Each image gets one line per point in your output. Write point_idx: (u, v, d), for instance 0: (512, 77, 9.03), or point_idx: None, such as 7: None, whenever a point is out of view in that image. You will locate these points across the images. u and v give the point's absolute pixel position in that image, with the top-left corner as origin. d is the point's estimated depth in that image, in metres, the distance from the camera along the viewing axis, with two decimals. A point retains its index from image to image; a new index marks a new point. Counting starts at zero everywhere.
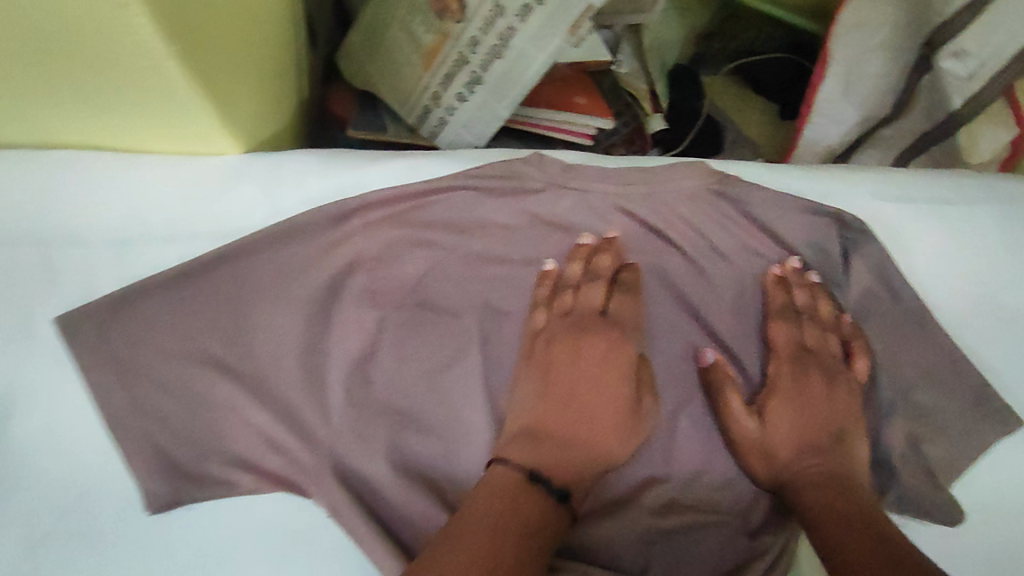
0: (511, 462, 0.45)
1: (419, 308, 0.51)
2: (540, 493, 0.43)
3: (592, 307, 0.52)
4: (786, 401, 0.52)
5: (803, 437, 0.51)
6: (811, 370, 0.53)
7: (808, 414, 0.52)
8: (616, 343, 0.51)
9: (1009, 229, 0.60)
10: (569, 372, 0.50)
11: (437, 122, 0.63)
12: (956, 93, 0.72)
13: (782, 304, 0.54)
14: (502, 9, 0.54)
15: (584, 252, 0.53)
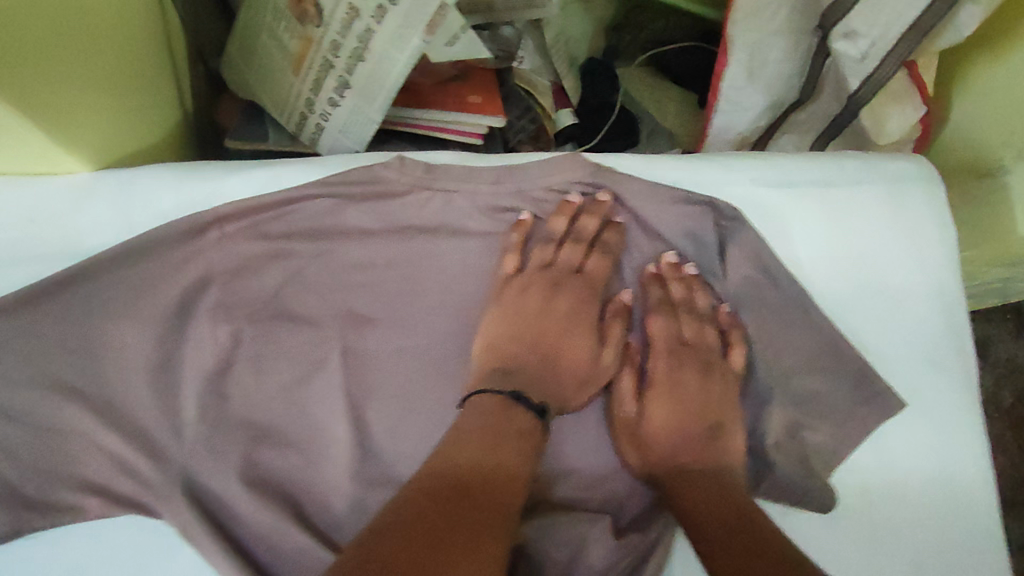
0: (455, 457, 0.45)
1: (277, 320, 0.50)
2: (495, 482, 0.44)
3: (563, 267, 0.54)
4: (661, 394, 0.54)
5: (677, 430, 0.53)
6: (686, 363, 0.55)
7: (681, 407, 0.54)
8: (585, 299, 0.54)
9: (889, 209, 0.60)
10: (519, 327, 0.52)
11: (315, 128, 0.62)
12: (852, 75, 0.72)
13: (657, 298, 0.54)
14: (358, 12, 0.53)
15: (570, 211, 0.54)
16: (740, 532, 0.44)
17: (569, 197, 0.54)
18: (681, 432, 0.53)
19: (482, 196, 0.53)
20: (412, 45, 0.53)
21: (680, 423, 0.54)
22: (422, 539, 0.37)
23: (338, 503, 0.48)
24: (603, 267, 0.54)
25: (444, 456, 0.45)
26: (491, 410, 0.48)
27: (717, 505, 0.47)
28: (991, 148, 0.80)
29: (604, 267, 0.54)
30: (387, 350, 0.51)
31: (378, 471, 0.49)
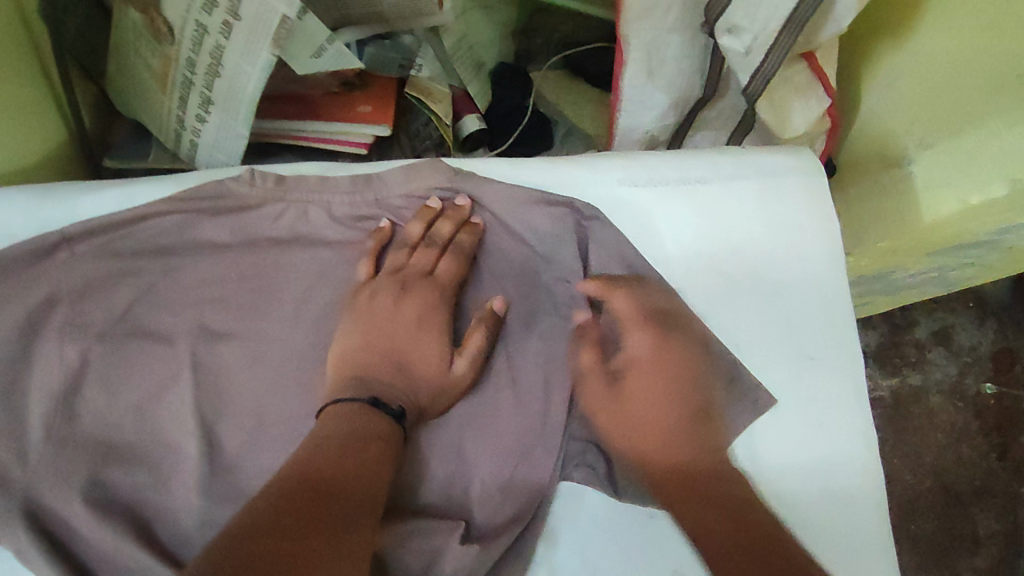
0: (317, 453, 0.46)
1: (128, 337, 0.50)
2: (358, 476, 0.45)
3: (417, 270, 0.53)
4: (651, 382, 0.54)
5: (669, 421, 0.53)
6: (584, 347, 0.55)
7: (638, 397, 0.54)
8: (433, 303, 0.52)
9: (765, 204, 0.60)
10: (379, 327, 0.51)
11: (190, 145, 0.62)
12: (743, 70, 0.71)
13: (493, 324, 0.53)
14: (206, 28, 0.53)
15: (427, 215, 0.54)
16: (754, 540, 0.46)
17: (430, 202, 0.54)
18: (655, 426, 0.53)
19: (338, 206, 0.53)
20: (262, 59, 0.53)
21: (611, 421, 0.54)
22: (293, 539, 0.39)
23: (186, 520, 0.48)
24: (455, 271, 0.54)
25: (309, 454, 0.45)
26: (347, 419, 0.48)
27: (716, 504, 0.49)
28: (898, 138, 0.78)
29: (456, 272, 0.53)
30: (240, 364, 0.51)
31: (230, 486, 0.49)
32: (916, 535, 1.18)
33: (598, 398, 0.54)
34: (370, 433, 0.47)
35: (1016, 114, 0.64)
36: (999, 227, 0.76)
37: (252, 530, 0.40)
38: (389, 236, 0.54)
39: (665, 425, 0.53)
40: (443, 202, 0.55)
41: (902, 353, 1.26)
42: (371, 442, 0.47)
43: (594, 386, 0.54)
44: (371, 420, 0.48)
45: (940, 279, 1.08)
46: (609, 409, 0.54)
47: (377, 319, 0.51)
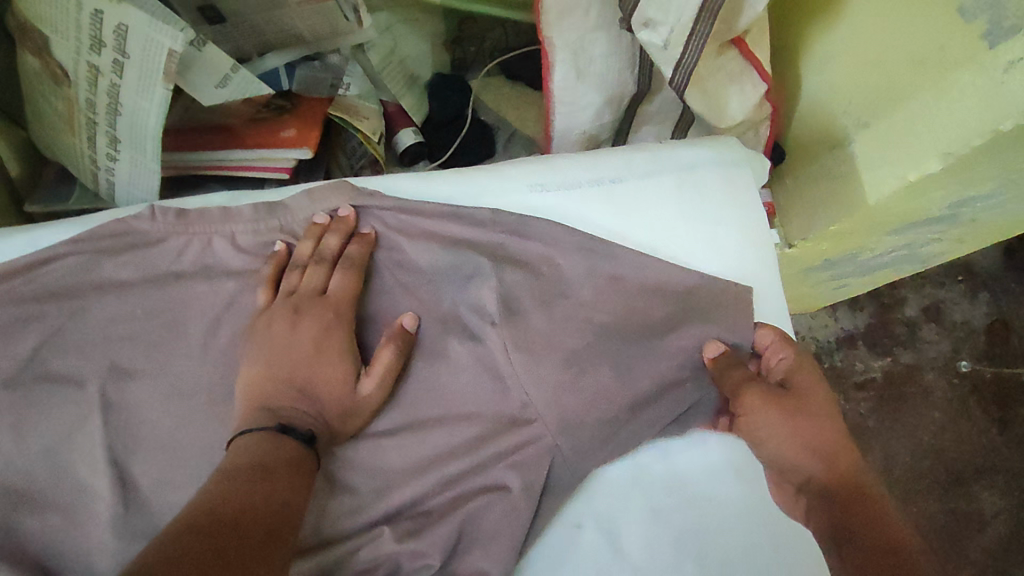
0: (254, 451, 0.45)
1: (38, 381, 0.49)
2: (287, 482, 0.44)
3: (312, 288, 0.51)
4: (811, 396, 0.52)
5: (808, 436, 0.51)
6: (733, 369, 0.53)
7: (807, 408, 0.52)
8: (332, 325, 0.50)
9: (686, 200, 0.58)
10: (282, 358, 0.49)
11: (107, 183, 0.62)
12: (664, 64, 0.69)
13: (403, 343, 0.51)
14: (98, 69, 0.54)
15: (316, 232, 0.53)
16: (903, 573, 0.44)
17: (316, 218, 0.53)
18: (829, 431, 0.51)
19: (243, 235, 0.53)
20: (155, 95, 0.54)
21: (788, 429, 0.51)
22: (229, 535, 0.38)
23: (102, 562, 0.47)
24: (348, 285, 0.52)
25: (237, 457, 0.44)
26: (256, 448, 0.45)
27: (866, 512, 0.48)
28: (838, 119, 0.75)
29: (349, 286, 0.52)
30: (150, 400, 0.50)
31: (147, 523, 0.48)
32: (918, 517, 1.13)
33: (764, 417, 0.51)
34: (274, 460, 0.44)
35: (944, 88, 0.62)
36: (951, 202, 0.74)
37: (170, 546, 0.36)
38: (286, 259, 0.53)
39: (822, 434, 0.51)
40: (330, 216, 0.53)
41: (892, 332, 1.21)
42: (282, 468, 0.44)
43: (753, 404, 0.51)
44: (274, 449, 0.45)
45: (912, 258, 1.01)
46: (770, 425, 0.51)
47: (283, 347, 0.49)
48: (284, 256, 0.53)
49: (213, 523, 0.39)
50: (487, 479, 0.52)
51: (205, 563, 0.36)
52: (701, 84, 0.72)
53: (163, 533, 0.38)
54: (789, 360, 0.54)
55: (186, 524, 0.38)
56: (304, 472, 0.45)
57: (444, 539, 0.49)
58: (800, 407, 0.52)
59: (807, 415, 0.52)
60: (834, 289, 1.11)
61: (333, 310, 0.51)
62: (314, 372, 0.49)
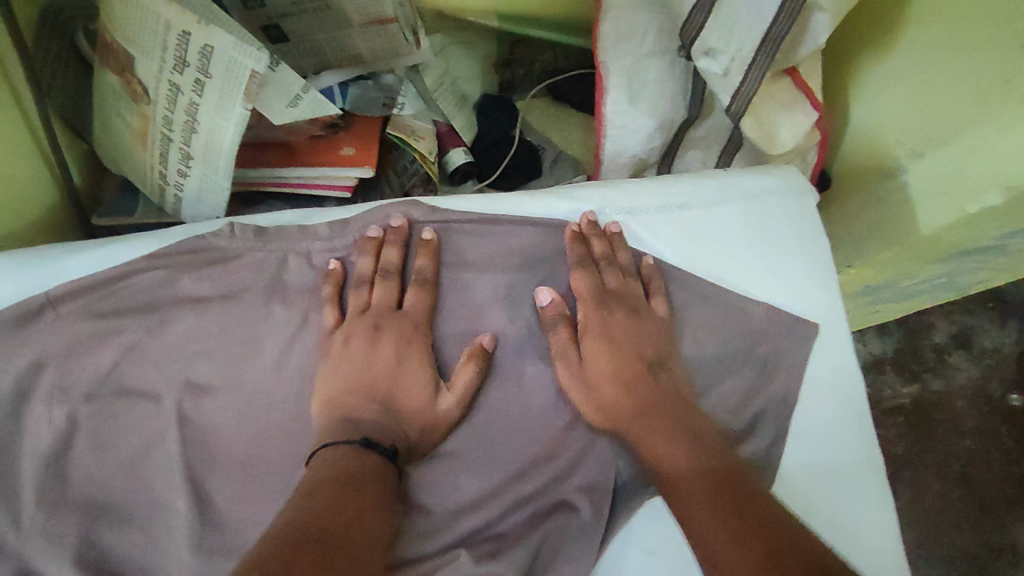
0: (337, 464, 0.44)
1: (114, 396, 0.49)
2: (371, 497, 0.43)
3: (386, 304, 0.51)
4: (624, 332, 0.53)
5: (633, 386, 0.51)
6: (614, 309, 0.53)
7: (597, 359, 0.52)
8: (408, 338, 0.50)
9: (751, 228, 0.58)
10: (363, 371, 0.50)
11: (174, 198, 0.63)
12: (722, 92, 0.69)
13: (484, 361, 0.50)
14: (178, 87, 0.55)
15: (372, 246, 0.53)
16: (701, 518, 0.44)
17: (370, 232, 0.53)
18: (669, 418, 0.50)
19: (318, 252, 0.53)
20: (233, 114, 0.55)
21: (644, 425, 0.50)
22: (322, 548, 0.38)
23: None
24: (421, 301, 0.51)
25: (320, 472, 0.44)
26: (340, 462, 0.45)
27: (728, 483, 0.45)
28: (890, 147, 0.76)
29: (423, 302, 0.51)
30: (226, 416, 0.49)
31: (222, 541, 0.48)
32: (951, 547, 1.12)
33: (620, 331, 0.53)
34: (361, 476, 0.44)
35: (1006, 121, 0.63)
36: (1002, 232, 0.74)
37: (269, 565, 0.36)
38: (343, 278, 0.53)
39: (634, 359, 0.52)
40: (384, 230, 0.53)
41: (921, 358, 1.21)
42: (368, 483, 0.44)
43: (615, 322, 0.53)
44: (358, 464, 0.44)
45: (950, 286, 1.01)
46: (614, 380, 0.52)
47: (362, 360, 0.50)
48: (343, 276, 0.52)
49: (305, 540, 0.38)
50: (559, 500, 0.51)
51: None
52: (755, 113, 0.72)
53: (258, 547, 0.37)
54: (616, 285, 0.54)
55: (282, 543, 0.38)
56: (389, 488, 0.45)
57: (520, 563, 0.48)
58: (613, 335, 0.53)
59: (626, 344, 0.53)
60: (868, 314, 1.11)
61: (411, 324, 0.51)
62: (394, 386, 0.50)
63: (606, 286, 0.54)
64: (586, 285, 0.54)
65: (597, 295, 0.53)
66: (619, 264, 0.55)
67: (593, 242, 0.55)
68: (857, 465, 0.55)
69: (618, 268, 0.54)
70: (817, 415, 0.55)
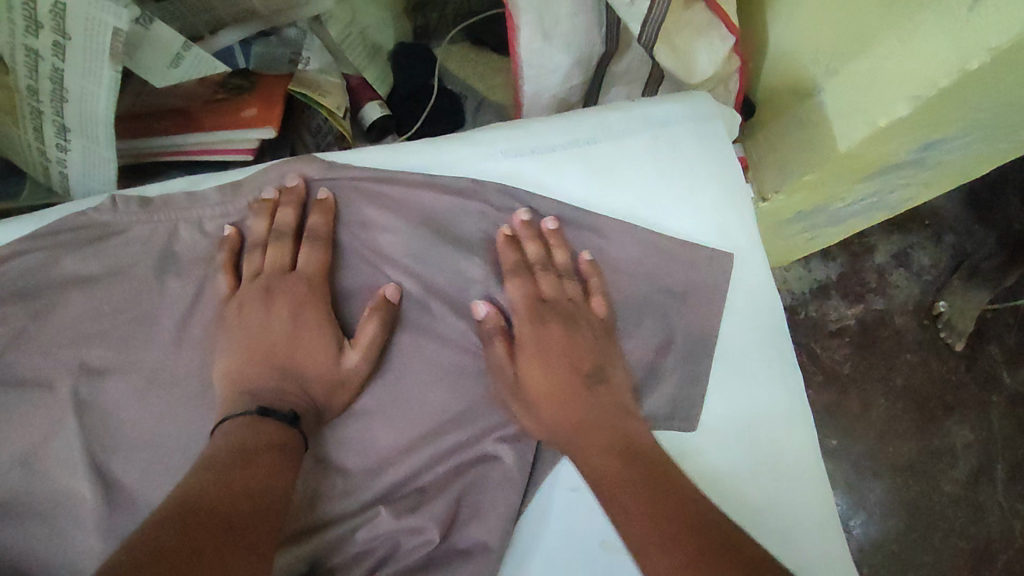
0: (233, 430, 0.44)
1: (2, 387, 0.47)
2: (273, 465, 0.42)
3: (280, 266, 0.50)
4: (543, 348, 0.52)
5: (556, 367, 0.52)
6: (550, 319, 0.53)
7: (525, 352, 0.52)
8: (303, 300, 0.49)
9: (662, 159, 0.56)
10: (262, 334, 0.48)
11: (60, 176, 0.59)
12: (633, 21, 0.67)
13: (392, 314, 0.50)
14: (37, 53, 0.51)
15: (267, 208, 0.51)
16: (651, 466, 0.46)
17: (265, 194, 0.51)
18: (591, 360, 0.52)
19: (211, 220, 0.51)
20: (104, 77, 0.51)
21: (556, 356, 0.52)
22: (212, 523, 0.37)
23: (92, 567, 0.45)
24: (316, 259, 0.50)
25: (216, 444, 0.43)
26: (238, 438, 0.43)
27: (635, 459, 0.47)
28: (807, 69, 0.75)
29: (317, 259, 0.50)
30: (127, 398, 0.47)
31: (134, 522, 0.46)
32: (892, 456, 1.17)
33: (559, 341, 0.52)
34: (258, 447, 0.43)
35: (908, 28, 0.60)
36: (919, 145, 0.74)
37: (148, 543, 0.34)
38: (240, 243, 0.51)
39: (575, 376, 0.52)
40: (279, 191, 0.52)
41: (863, 280, 1.23)
42: (263, 452, 0.43)
43: (551, 332, 0.53)
44: (249, 440, 0.43)
45: (882, 205, 1.02)
46: (540, 359, 0.52)
47: (261, 324, 0.48)
48: (238, 241, 0.51)
49: (196, 513, 0.37)
50: (484, 449, 0.51)
51: (186, 552, 0.35)
52: (671, 39, 0.70)
53: (145, 525, 0.36)
54: (551, 296, 0.53)
55: (160, 517, 0.37)
56: (290, 453, 0.44)
57: (444, 514, 0.49)
58: (545, 337, 0.52)
59: (586, 352, 0.52)
60: (807, 240, 1.12)
61: (304, 284, 0.49)
62: (297, 351, 0.49)
63: (540, 294, 0.53)
64: (524, 297, 0.52)
65: (537, 309, 0.53)
66: (552, 274, 0.53)
67: (525, 247, 0.53)
68: (786, 413, 0.53)
69: (551, 272, 0.53)
70: (738, 354, 0.54)
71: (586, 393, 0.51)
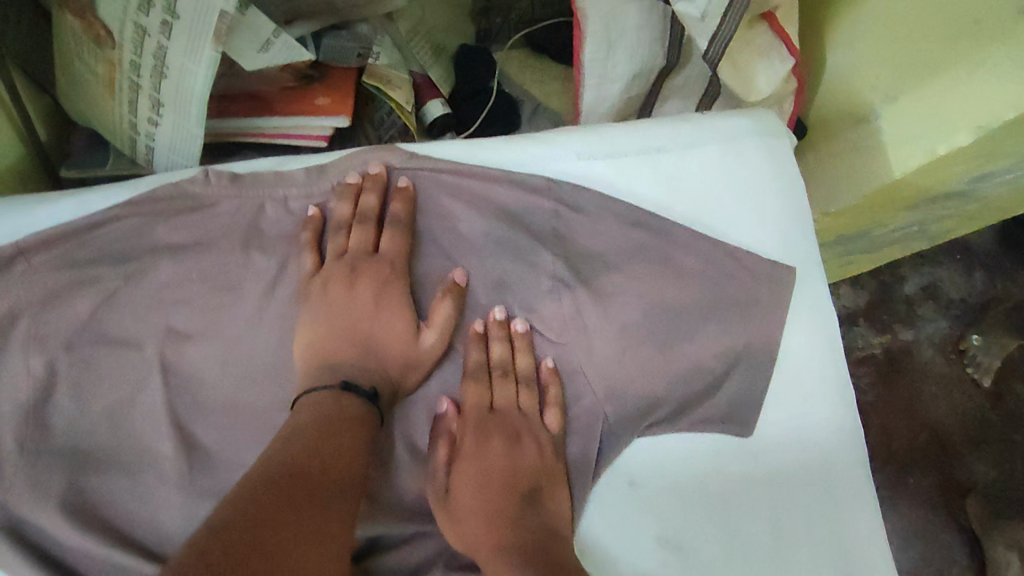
0: (317, 399, 0.47)
1: (94, 344, 0.49)
2: (356, 438, 0.45)
3: (363, 246, 0.52)
4: (470, 455, 0.51)
5: (492, 480, 0.50)
6: (492, 432, 0.51)
7: (468, 451, 0.51)
8: (386, 281, 0.51)
9: (730, 171, 0.57)
10: (343, 310, 0.51)
11: (146, 149, 0.62)
12: (700, 36, 0.67)
13: (479, 363, 0.52)
14: (145, 30, 0.53)
15: (351, 192, 0.53)
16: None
17: (350, 179, 0.53)
18: (517, 472, 0.50)
19: (296, 200, 0.53)
20: (204, 56, 0.53)
21: (488, 455, 0.51)
22: (303, 492, 0.40)
23: (170, 522, 0.47)
24: (398, 243, 0.52)
25: (299, 416, 0.45)
26: (322, 407, 0.46)
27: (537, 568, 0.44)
28: (862, 94, 0.76)
29: (399, 244, 0.52)
30: (210, 364, 0.49)
31: (213, 484, 0.47)
32: (913, 487, 1.17)
33: (493, 446, 0.51)
34: (341, 418, 0.45)
35: (981, 57, 0.63)
36: (970, 177, 0.76)
37: (246, 503, 0.37)
38: (323, 223, 0.53)
39: (514, 482, 0.50)
40: (363, 176, 0.53)
41: (892, 309, 1.24)
42: (347, 424, 0.45)
43: (496, 437, 0.51)
44: (326, 416, 0.45)
45: (919, 235, 1.04)
46: (467, 458, 0.50)
47: (343, 299, 0.51)
48: (321, 224, 0.52)
49: (289, 479, 0.40)
50: (544, 438, 0.52)
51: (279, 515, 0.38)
52: (732, 57, 0.71)
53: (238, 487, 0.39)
54: (510, 408, 0.52)
55: (260, 481, 0.40)
56: (369, 428, 0.47)
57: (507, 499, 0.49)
58: (488, 445, 0.51)
59: (504, 463, 0.51)
60: (841, 265, 1.13)
61: (388, 266, 0.52)
62: (376, 328, 0.51)
63: (490, 403, 0.52)
64: (474, 403, 0.52)
65: (484, 414, 0.52)
66: (512, 376, 0.52)
67: (490, 347, 0.52)
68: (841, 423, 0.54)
69: (510, 380, 0.52)
70: (798, 364, 0.55)
71: (486, 498, 0.50)
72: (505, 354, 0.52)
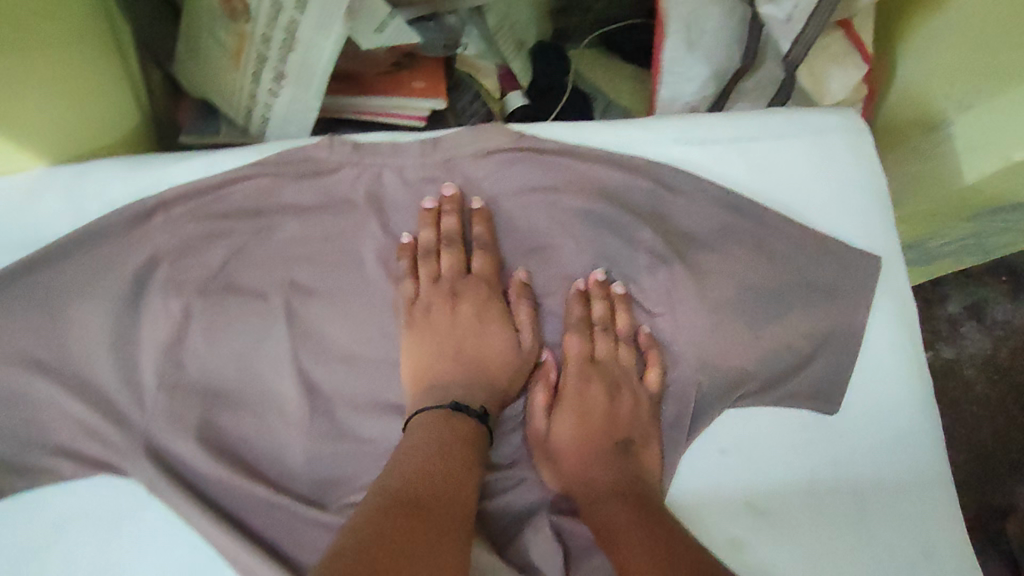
0: (430, 410, 0.51)
1: (224, 291, 0.53)
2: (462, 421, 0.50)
3: (455, 270, 0.56)
4: (573, 399, 0.56)
5: (590, 425, 0.56)
6: (594, 380, 0.57)
7: (571, 398, 0.56)
8: (483, 300, 0.56)
9: (821, 162, 0.59)
10: (446, 330, 0.55)
11: (261, 118, 0.66)
12: (783, 36, 0.71)
13: (576, 316, 0.56)
14: (280, 5, 0.57)
15: (430, 218, 0.55)
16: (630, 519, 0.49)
17: (425, 202, 0.55)
18: (616, 423, 0.56)
19: (409, 168, 0.55)
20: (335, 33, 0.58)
21: (588, 404, 0.56)
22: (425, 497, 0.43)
23: (292, 455, 0.51)
24: (487, 263, 0.56)
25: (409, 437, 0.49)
26: (428, 429, 0.49)
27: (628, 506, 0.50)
28: (936, 101, 0.78)
29: (489, 260, 0.56)
30: (329, 316, 0.52)
31: (330, 425, 0.52)
32: None
33: (595, 393, 0.57)
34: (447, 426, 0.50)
35: None
36: None
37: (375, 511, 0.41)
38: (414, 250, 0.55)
39: (612, 431, 0.56)
40: (438, 201, 0.56)
41: (934, 328, 1.17)
42: (452, 419, 0.50)
43: (597, 389, 0.57)
44: (435, 424, 0.50)
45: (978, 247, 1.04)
46: (569, 405, 0.56)
47: (446, 323, 0.55)
48: (412, 251, 0.55)
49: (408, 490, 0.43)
50: (642, 393, 0.57)
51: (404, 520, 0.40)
52: (809, 64, 0.74)
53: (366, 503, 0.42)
54: (609, 362, 0.57)
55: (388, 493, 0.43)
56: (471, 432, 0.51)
57: None
58: (591, 391, 0.57)
59: (606, 412, 0.57)
60: None
61: (483, 283, 0.56)
62: (474, 341, 0.56)
63: (593, 353, 0.58)
64: (578, 353, 0.57)
65: (587, 366, 0.57)
66: (612, 332, 0.57)
67: (591, 305, 0.57)
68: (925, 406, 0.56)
69: (609, 336, 0.57)
70: (884, 350, 0.57)
71: (586, 442, 0.55)
72: (609, 311, 0.57)
